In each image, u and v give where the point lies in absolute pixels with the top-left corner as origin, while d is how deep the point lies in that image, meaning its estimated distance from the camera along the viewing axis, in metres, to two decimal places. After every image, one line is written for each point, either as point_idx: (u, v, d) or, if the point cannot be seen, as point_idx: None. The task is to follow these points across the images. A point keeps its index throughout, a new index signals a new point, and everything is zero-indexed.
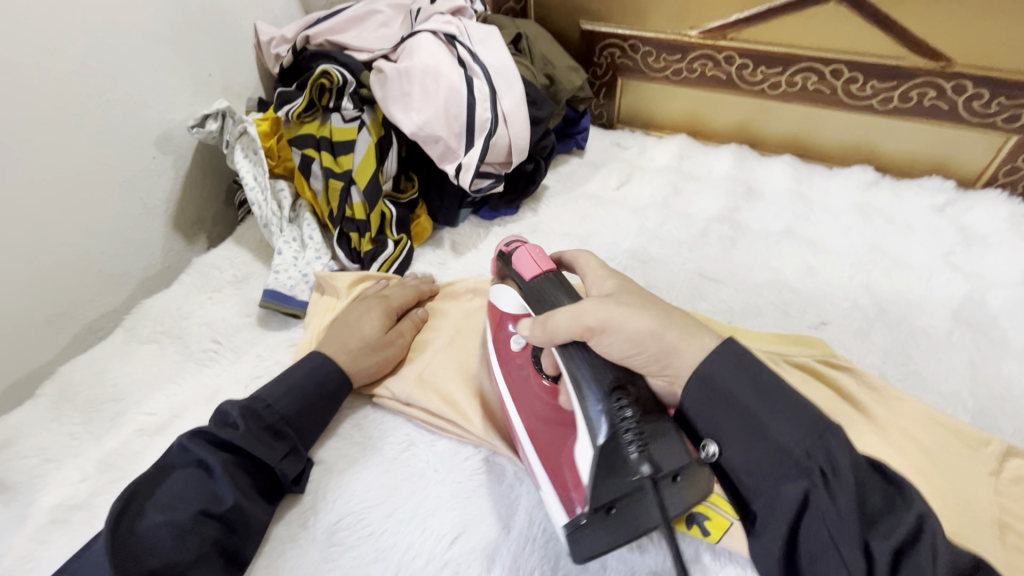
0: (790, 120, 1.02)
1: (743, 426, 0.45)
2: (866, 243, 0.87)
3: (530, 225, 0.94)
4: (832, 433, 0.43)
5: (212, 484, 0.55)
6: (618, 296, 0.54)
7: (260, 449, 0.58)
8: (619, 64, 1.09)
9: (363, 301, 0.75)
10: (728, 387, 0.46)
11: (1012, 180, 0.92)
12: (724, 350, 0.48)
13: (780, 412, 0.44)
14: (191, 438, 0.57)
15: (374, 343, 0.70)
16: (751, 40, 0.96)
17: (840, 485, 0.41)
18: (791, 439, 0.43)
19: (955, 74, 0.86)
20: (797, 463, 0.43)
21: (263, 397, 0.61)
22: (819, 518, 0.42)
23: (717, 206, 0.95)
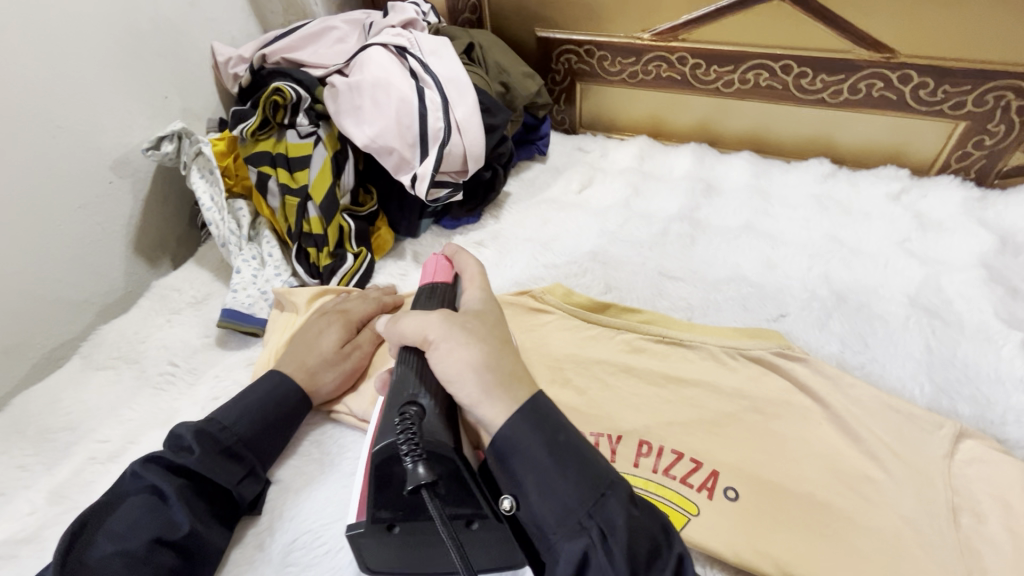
0: (747, 117, 1.03)
1: (537, 484, 0.43)
2: (823, 234, 0.87)
3: (492, 232, 0.94)
4: (611, 494, 0.42)
5: (165, 511, 0.53)
6: (471, 320, 0.51)
7: (216, 473, 0.57)
8: (577, 70, 1.10)
9: (320, 317, 0.74)
10: (526, 444, 0.43)
11: (964, 165, 0.94)
12: (531, 410, 0.44)
13: (559, 471, 0.43)
14: (141, 465, 0.56)
15: (332, 360, 0.69)
16: (701, 40, 0.97)
17: (575, 514, 0.41)
18: (578, 496, 0.42)
19: (899, 65, 0.88)
20: (576, 518, 0.41)
21: (216, 419, 0.60)
22: (598, 571, 0.40)
23: (677, 205, 0.95)
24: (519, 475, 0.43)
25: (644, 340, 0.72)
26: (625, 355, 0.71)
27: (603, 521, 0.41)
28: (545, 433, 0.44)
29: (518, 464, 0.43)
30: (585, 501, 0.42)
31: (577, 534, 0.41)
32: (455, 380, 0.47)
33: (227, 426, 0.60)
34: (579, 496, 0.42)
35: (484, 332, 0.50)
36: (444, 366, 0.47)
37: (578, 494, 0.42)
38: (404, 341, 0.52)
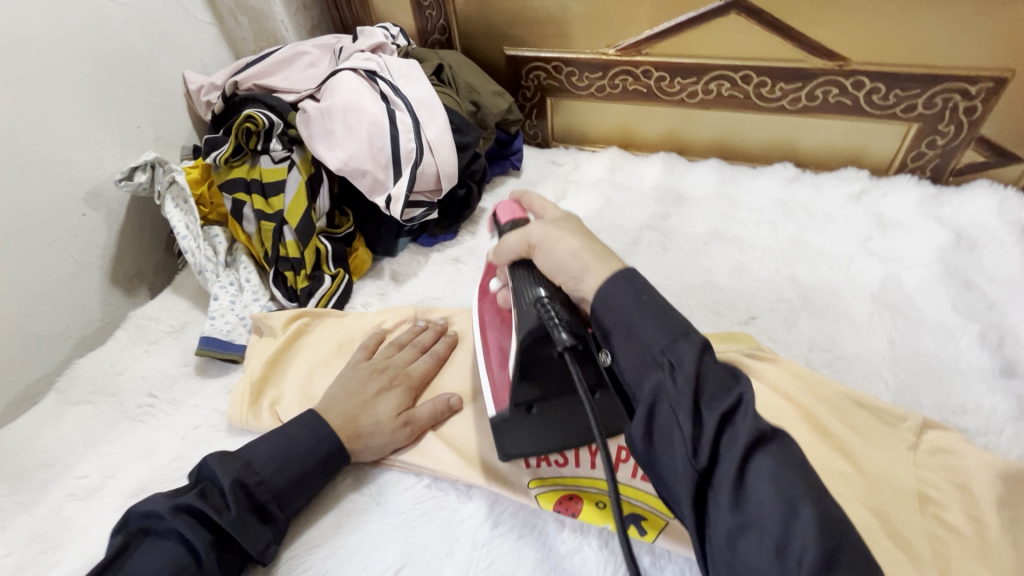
0: (713, 127, 1.06)
1: (623, 330, 0.45)
2: (789, 237, 0.90)
3: (469, 248, 0.95)
4: (688, 342, 0.43)
5: (186, 565, 0.50)
6: (567, 221, 0.56)
7: (243, 535, 0.54)
8: (546, 86, 1.13)
9: (378, 373, 0.69)
10: (620, 297, 0.46)
11: (920, 164, 0.98)
12: (627, 275, 0.47)
13: (640, 310, 0.45)
14: (177, 507, 0.53)
15: (383, 428, 0.64)
16: (664, 54, 1.00)
17: (649, 358, 0.43)
18: (657, 341, 0.43)
19: (852, 72, 0.91)
20: (649, 356, 0.43)
21: (258, 472, 0.57)
22: (666, 400, 0.41)
23: (649, 214, 0.98)
24: (605, 322, 0.47)
25: None
26: None
27: (685, 367, 0.41)
28: (628, 290, 0.46)
29: (601, 310, 0.47)
30: (664, 345, 0.43)
31: (652, 369, 0.43)
32: (564, 268, 0.52)
33: (266, 482, 0.57)
34: (663, 344, 0.43)
35: (579, 227, 0.55)
36: (547, 259, 0.53)
37: (662, 342, 0.43)
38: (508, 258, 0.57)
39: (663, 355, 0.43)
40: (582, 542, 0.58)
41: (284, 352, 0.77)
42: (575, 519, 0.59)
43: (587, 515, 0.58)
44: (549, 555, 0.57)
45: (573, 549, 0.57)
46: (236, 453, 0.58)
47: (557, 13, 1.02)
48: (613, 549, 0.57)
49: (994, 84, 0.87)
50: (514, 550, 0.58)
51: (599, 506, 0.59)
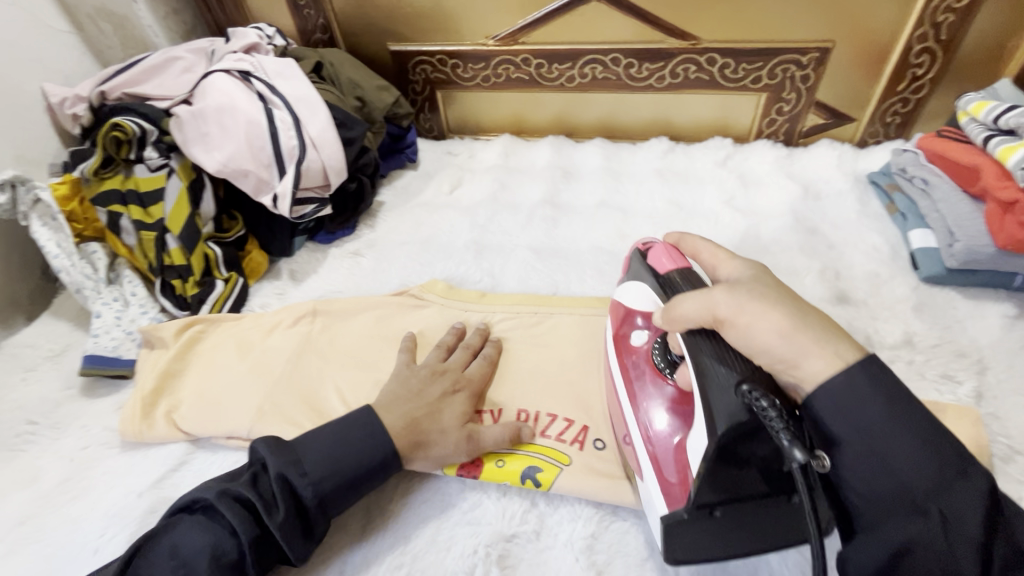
0: (595, 110, 1.14)
1: (868, 449, 0.40)
2: (665, 201, 0.99)
3: (368, 241, 0.96)
4: (954, 470, 0.39)
5: (225, 546, 0.51)
6: (752, 284, 0.48)
7: (284, 533, 0.52)
8: (434, 79, 1.15)
9: (440, 377, 0.66)
10: (864, 399, 0.41)
11: (773, 131, 1.10)
12: (873, 367, 0.42)
13: (902, 436, 0.40)
14: (224, 492, 0.53)
15: (446, 434, 0.61)
16: (539, 42, 1.06)
17: (903, 485, 0.39)
18: (925, 480, 0.38)
19: (704, 49, 1.01)
20: (909, 493, 0.39)
21: (306, 471, 0.55)
22: (931, 553, 0.38)
23: (541, 193, 1.03)
24: (839, 427, 0.41)
25: (513, 321, 0.79)
26: (500, 336, 0.77)
27: (963, 513, 0.38)
28: (873, 398, 0.41)
29: (832, 414, 0.42)
30: (931, 471, 0.39)
31: (914, 509, 0.39)
32: (770, 349, 0.45)
33: (313, 482, 0.55)
34: (933, 482, 0.38)
35: (771, 292, 0.47)
36: (746, 337, 0.46)
37: (930, 479, 0.38)
38: (684, 326, 0.49)
39: (920, 486, 0.39)
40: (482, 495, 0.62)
41: (179, 360, 0.76)
42: (475, 479, 0.62)
43: (487, 475, 0.62)
44: (452, 513, 0.61)
45: (474, 503, 0.61)
46: (290, 444, 0.57)
47: (433, 7, 1.05)
48: (509, 498, 0.61)
49: (820, 54, 0.99)
50: (419, 515, 0.61)
51: (499, 466, 0.62)
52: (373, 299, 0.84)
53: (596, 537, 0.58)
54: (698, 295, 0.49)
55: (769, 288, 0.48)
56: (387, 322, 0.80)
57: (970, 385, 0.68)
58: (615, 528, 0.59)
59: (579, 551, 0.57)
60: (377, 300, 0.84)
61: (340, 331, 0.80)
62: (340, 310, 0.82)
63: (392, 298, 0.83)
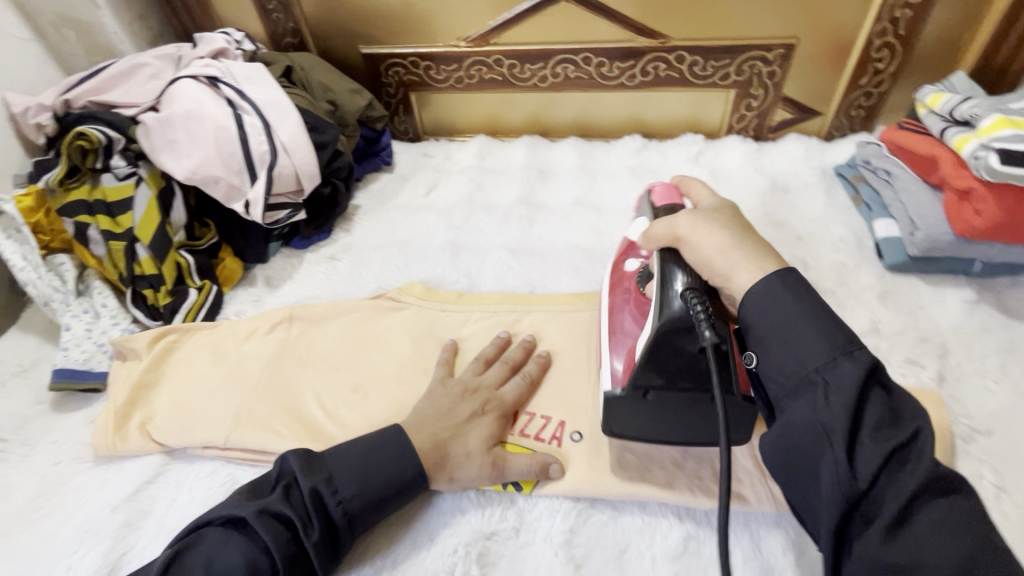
0: (569, 109, 1.15)
1: (776, 338, 0.47)
2: (639, 198, 1.00)
3: (344, 245, 0.96)
4: (844, 357, 0.44)
5: (262, 561, 0.50)
6: (711, 213, 0.57)
7: (316, 552, 0.52)
8: (407, 81, 1.15)
9: (471, 395, 0.64)
10: (772, 301, 0.48)
11: (743, 126, 1.12)
12: (787, 277, 0.49)
13: (796, 324, 0.47)
14: (260, 507, 0.52)
15: (472, 457, 0.59)
16: (511, 42, 1.06)
17: (800, 360, 0.45)
18: (812, 360, 0.45)
19: (672, 47, 1.02)
20: (801, 370, 0.45)
21: (338, 487, 0.55)
22: (814, 420, 0.43)
23: (517, 193, 1.04)
24: (755, 322, 0.49)
25: (490, 321, 0.80)
26: (478, 336, 0.78)
27: (847, 391, 0.42)
28: (787, 304, 0.48)
29: (751, 310, 0.49)
30: (823, 350, 0.45)
31: (804, 381, 0.45)
32: (711, 265, 0.53)
33: (345, 499, 0.55)
34: (823, 360, 0.44)
35: (728, 220, 0.55)
36: (694, 252, 0.54)
37: (821, 359, 0.44)
38: (652, 244, 0.59)
39: (815, 363, 0.45)
40: (461, 496, 0.62)
41: (152, 371, 0.75)
42: None
43: None
44: (432, 514, 0.61)
45: (453, 504, 0.61)
46: (320, 457, 0.57)
47: (403, 9, 1.05)
48: (488, 497, 0.62)
49: (785, 50, 1.01)
50: (399, 518, 0.61)
51: None
52: (350, 303, 0.83)
53: (574, 531, 0.59)
54: (666, 222, 0.58)
55: (725, 219, 0.56)
56: (365, 326, 0.80)
57: (933, 370, 0.71)
58: (592, 522, 0.60)
59: (557, 545, 0.58)
60: (354, 304, 0.83)
61: (317, 337, 0.79)
62: (317, 316, 0.82)
63: (370, 302, 0.83)
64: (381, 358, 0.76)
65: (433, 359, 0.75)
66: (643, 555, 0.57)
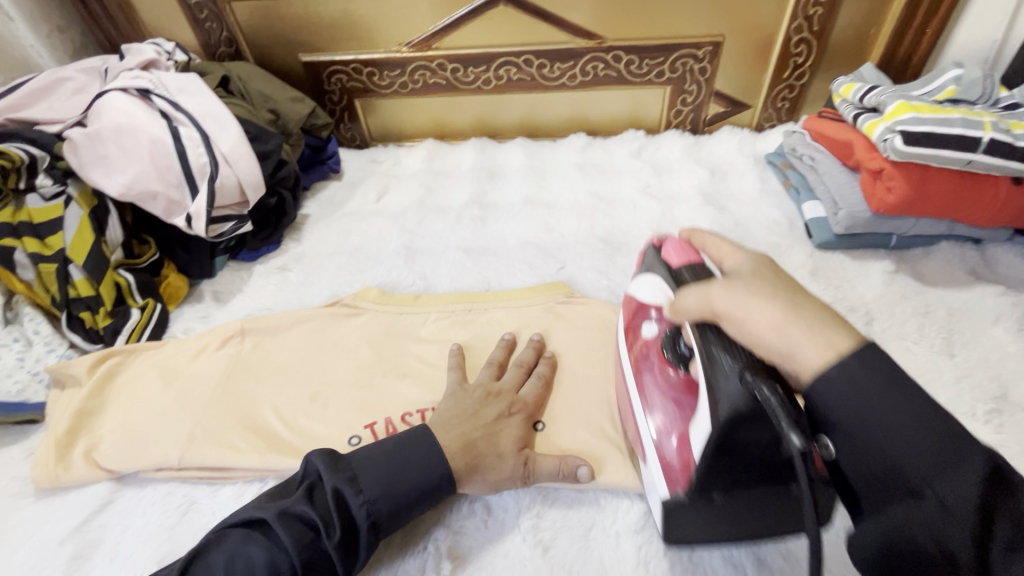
0: (514, 111, 1.17)
1: (868, 434, 0.37)
2: (587, 193, 1.04)
3: (295, 255, 0.94)
4: (965, 465, 0.34)
5: (283, 565, 0.48)
6: (752, 278, 0.46)
7: (338, 554, 0.50)
8: (350, 88, 1.14)
9: (492, 400, 0.64)
10: (856, 383, 0.37)
11: (680, 121, 1.18)
12: (867, 355, 0.38)
13: (889, 410, 0.36)
14: (281, 510, 0.51)
15: (504, 458, 0.59)
16: (453, 47, 1.08)
17: (900, 464, 0.36)
18: (916, 462, 0.35)
19: (609, 47, 1.06)
20: (901, 476, 0.35)
21: (362, 488, 0.53)
22: (930, 543, 0.34)
23: (468, 194, 1.05)
24: (836, 412, 0.38)
25: (447, 320, 0.81)
26: (437, 335, 0.78)
27: (969, 510, 0.33)
28: (874, 386, 0.37)
29: (821, 395, 0.39)
30: (928, 453, 0.35)
31: (913, 493, 0.35)
32: (768, 344, 0.42)
33: (369, 500, 0.52)
34: (931, 470, 0.34)
35: (773, 285, 0.44)
36: (740, 329, 0.44)
37: (928, 466, 0.35)
38: (684, 320, 0.49)
39: (916, 466, 0.35)
40: None
41: (95, 397, 0.72)
42: None
43: None
44: None
45: None
46: (344, 457, 0.55)
47: (342, 16, 1.04)
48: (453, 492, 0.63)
49: (713, 47, 1.06)
50: None
51: None
52: (304, 312, 0.82)
53: (541, 516, 0.60)
54: (694, 290, 0.48)
55: (767, 279, 0.46)
56: (320, 334, 0.79)
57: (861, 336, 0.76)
58: (558, 504, 0.61)
59: (525, 531, 0.59)
60: (309, 313, 0.82)
61: (271, 348, 0.78)
62: (271, 327, 0.80)
63: (324, 310, 0.82)
64: (340, 365, 0.75)
65: (393, 361, 0.75)
66: (608, 531, 0.59)
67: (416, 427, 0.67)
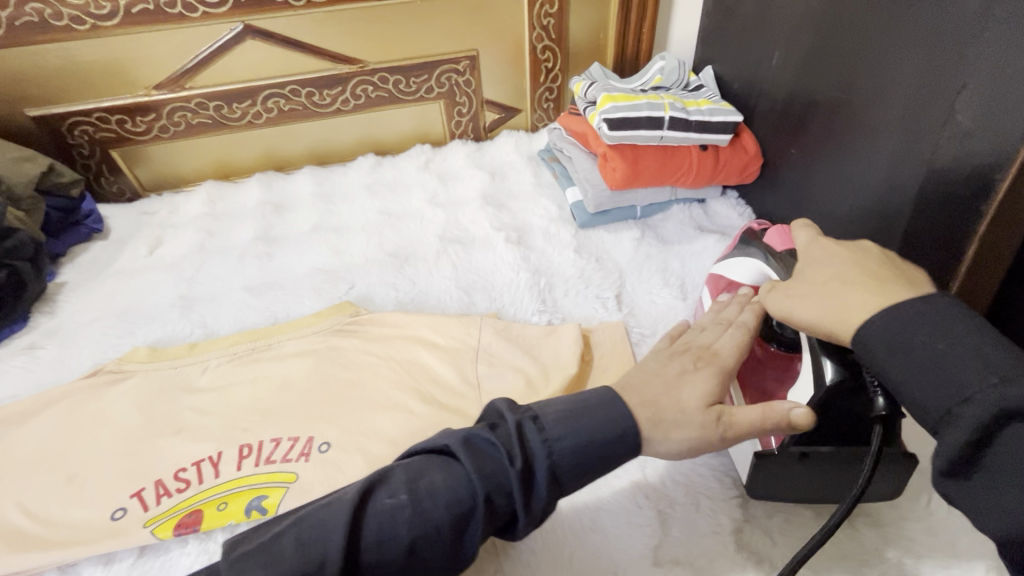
0: (295, 141, 1.17)
1: (896, 382, 0.42)
2: (377, 211, 1.07)
3: (48, 330, 0.85)
4: (975, 403, 0.37)
5: (471, 491, 0.43)
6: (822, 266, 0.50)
7: (519, 492, 0.43)
8: (100, 139, 1.05)
9: (680, 354, 0.55)
10: (888, 341, 0.42)
11: (463, 131, 1.26)
12: (898, 316, 0.43)
13: (922, 349, 0.41)
14: (466, 438, 0.46)
15: (690, 417, 0.49)
16: (209, 84, 1.04)
17: (920, 406, 0.41)
18: (931, 403, 0.40)
19: (373, 69, 1.10)
20: (929, 416, 0.40)
21: (545, 425, 0.47)
22: (939, 469, 0.40)
23: (252, 231, 1.02)
24: (873, 364, 0.44)
25: (224, 364, 0.78)
26: (215, 382, 0.75)
27: (964, 445, 0.37)
28: (902, 342, 0.42)
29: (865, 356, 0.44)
30: (942, 399, 0.39)
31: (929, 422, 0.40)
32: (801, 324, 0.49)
33: (551, 439, 0.46)
34: (942, 407, 0.39)
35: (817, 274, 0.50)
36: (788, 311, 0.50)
37: (939, 404, 0.39)
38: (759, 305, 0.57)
39: (931, 410, 0.40)
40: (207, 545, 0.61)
41: None
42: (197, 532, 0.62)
43: (208, 522, 0.61)
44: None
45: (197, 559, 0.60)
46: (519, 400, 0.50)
47: (67, 63, 0.96)
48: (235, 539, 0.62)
49: (471, 61, 1.15)
50: None
51: (219, 509, 0.62)
52: (55, 390, 0.74)
53: None
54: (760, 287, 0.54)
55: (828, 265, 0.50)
56: (78, 410, 0.72)
57: (613, 297, 0.88)
58: None
59: None
60: (62, 389, 0.74)
61: (15, 439, 0.69)
62: (13, 416, 0.71)
63: (81, 382, 0.75)
64: (101, 436, 0.69)
65: (165, 420, 0.71)
66: None
67: (189, 481, 0.64)
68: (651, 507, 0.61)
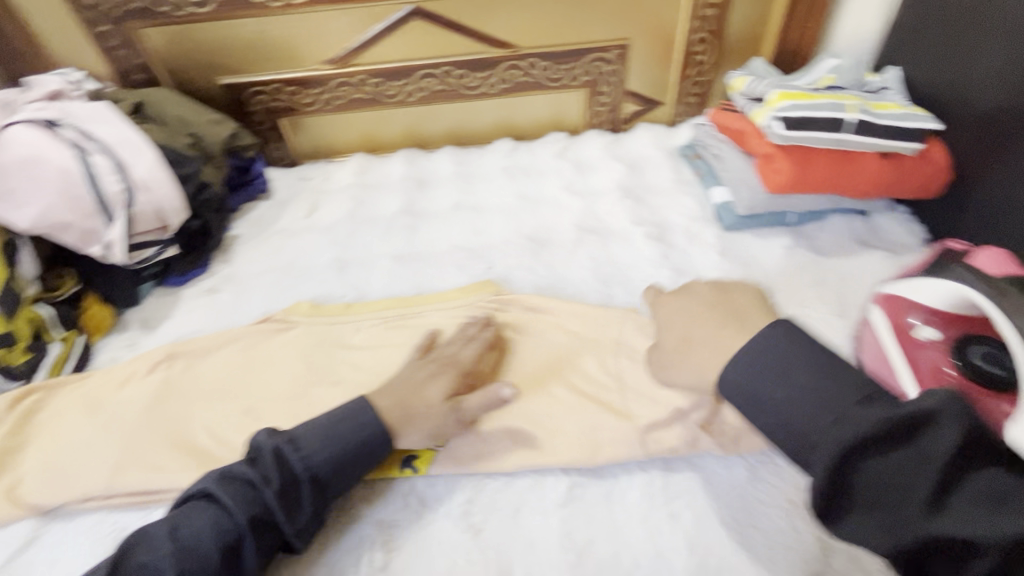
0: (440, 120, 1.21)
1: (775, 411, 0.48)
2: (514, 194, 1.08)
3: (225, 276, 0.94)
4: (854, 399, 0.44)
5: (229, 525, 0.52)
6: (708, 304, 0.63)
7: (278, 507, 0.54)
8: (274, 107, 1.15)
9: (428, 363, 0.68)
10: (753, 370, 0.50)
11: (600, 121, 1.24)
12: (751, 352, 0.50)
13: (789, 379, 0.48)
14: (220, 475, 0.55)
15: (430, 409, 0.63)
16: (372, 61, 1.10)
17: (805, 426, 0.45)
18: (806, 422, 0.45)
19: (523, 55, 1.12)
20: (802, 431, 0.45)
21: (301, 445, 0.57)
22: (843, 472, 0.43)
23: (397, 204, 1.07)
24: (747, 403, 0.50)
25: (376, 327, 0.82)
26: (368, 342, 0.80)
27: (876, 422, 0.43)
28: (768, 371, 0.49)
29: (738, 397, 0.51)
30: (834, 405, 0.45)
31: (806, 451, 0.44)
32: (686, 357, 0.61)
33: (310, 457, 0.57)
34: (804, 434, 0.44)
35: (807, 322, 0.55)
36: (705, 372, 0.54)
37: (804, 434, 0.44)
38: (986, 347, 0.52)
39: (820, 420, 0.45)
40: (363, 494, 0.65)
41: (14, 436, 0.70)
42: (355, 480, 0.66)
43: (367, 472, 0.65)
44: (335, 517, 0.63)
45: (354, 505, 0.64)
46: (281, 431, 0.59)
47: (257, 37, 1.06)
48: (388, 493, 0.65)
49: (621, 50, 1.13)
50: None
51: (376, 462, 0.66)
52: (234, 331, 0.83)
53: (473, 502, 0.64)
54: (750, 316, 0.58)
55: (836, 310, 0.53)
56: (253, 351, 0.80)
57: None
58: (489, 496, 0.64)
59: (457, 518, 0.62)
60: (239, 331, 0.83)
61: (201, 369, 0.78)
62: (201, 349, 0.80)
63: (255, 327, 0.83)
64: (272, 377, 0.76)
65: (326, 371, 0.76)
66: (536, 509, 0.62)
67: None
68: (810, 532, 0.58)
